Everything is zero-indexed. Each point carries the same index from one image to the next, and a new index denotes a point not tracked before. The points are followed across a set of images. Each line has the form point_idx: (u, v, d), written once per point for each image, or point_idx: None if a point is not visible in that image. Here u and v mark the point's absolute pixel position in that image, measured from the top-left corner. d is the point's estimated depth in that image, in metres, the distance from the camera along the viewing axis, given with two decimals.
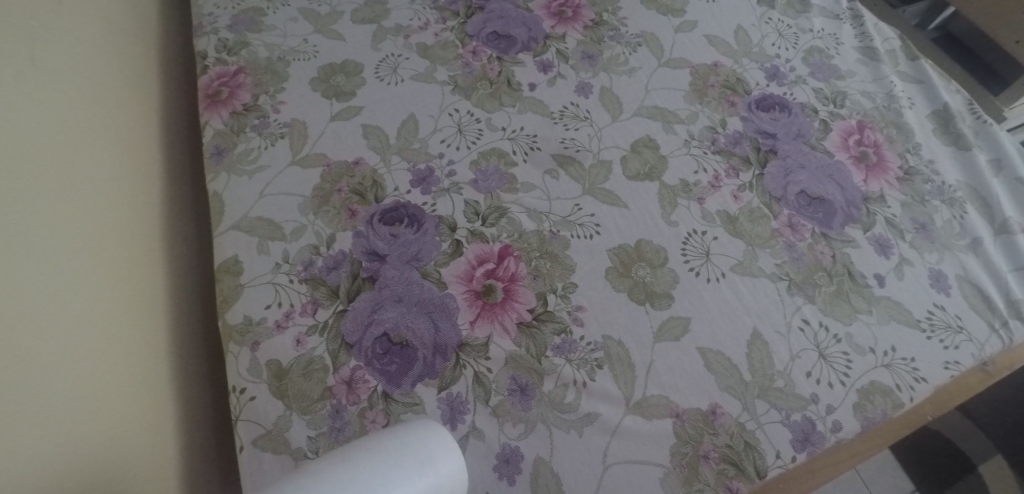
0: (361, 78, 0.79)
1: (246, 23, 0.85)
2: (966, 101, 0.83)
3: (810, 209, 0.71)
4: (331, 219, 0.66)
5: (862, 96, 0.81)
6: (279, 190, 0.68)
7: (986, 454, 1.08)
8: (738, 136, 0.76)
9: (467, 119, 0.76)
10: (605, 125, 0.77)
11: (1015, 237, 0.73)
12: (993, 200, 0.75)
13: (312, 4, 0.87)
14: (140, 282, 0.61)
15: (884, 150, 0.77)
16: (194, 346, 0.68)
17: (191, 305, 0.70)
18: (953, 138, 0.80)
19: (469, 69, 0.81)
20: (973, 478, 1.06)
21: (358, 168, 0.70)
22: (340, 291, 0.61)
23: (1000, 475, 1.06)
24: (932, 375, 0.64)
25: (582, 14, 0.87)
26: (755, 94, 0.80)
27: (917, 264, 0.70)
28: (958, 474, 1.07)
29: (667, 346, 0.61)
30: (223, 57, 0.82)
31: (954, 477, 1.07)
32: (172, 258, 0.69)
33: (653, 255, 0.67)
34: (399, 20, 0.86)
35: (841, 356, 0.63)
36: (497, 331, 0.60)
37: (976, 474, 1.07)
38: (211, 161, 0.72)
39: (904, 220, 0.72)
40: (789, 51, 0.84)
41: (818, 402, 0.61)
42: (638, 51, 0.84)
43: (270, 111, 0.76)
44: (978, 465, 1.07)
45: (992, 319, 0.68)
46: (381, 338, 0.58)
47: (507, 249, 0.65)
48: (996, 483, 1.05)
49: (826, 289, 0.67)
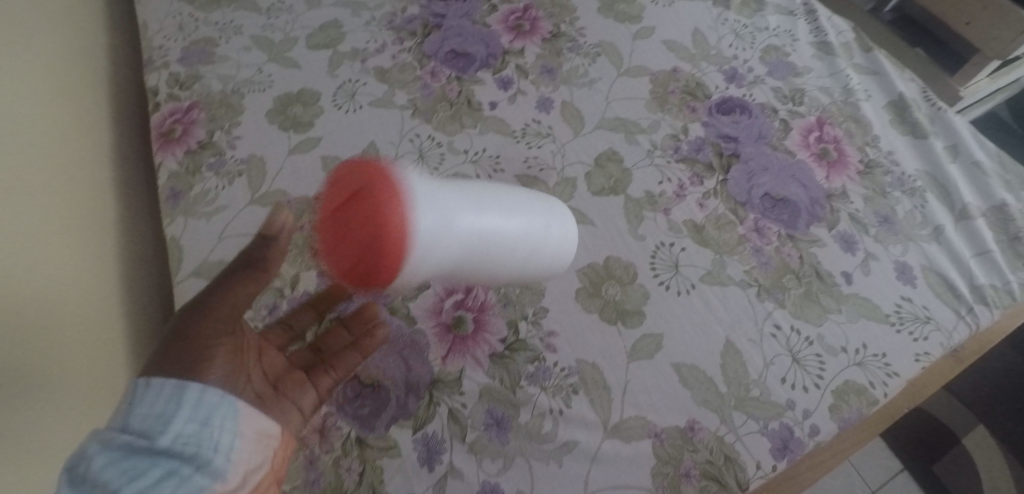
0: (318, 107, 0.78)
1: (197, 54, 0.82)
2: (920, 89, 0.82)
3: (774, 211, 0.72)
4: (293, 258, 0.66)
5: (820, 92, 0.81)
6: (238, 231, 0.69)
7: (968, 426, 1.08)
8: (700, 143, 0.76)
9: (428, 143, 0.76)
10: (568, 141, 0.77)
11: (975, 222, 0.72)
12: (952, 186, 0.74)
13: (264, 30, 0.85)
14: (94, 326, 0.65)
15: (844, 146, 0.76)
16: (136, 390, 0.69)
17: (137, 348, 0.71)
18: (910, 127, 0.79)
19: (428, 92, 0.80)
20: (957, 451, 1.07)
21: (319, 203, 0.69)
22: (307, 335, 0.63)
23: (983, 447, 1.06)
24: (903, 368, 0.64)
25: (539, 26, 0.86)
26: (715, 97, 0.80)
27: (883, 257, 0.70)
28: (943, 449, 1.08)
29: (642, 365, 0.62)
30: (175, 93, 0.80)
31: (938, 453, 1.07)
32: (122, 297, 0.70)
33: (623, 272, 0.68)
34: (355, 42, 0.84)
35: (814, 359, 0.63)
36: (469, 364, 0.61)
37: (959, 448, 1.07)
38: (167, 204, 0.72)
39: (867, 214, 0.72)
40: (747, 51, 0.84)
41: (795, 408, 0.61)
42: (598, 61, 0.83)
43: (225, 148, 0.75)
44: (961, 438, 1.08)
45: (958, 305, 0.68)
46: (352, 381, 0.61)
47: (475, 278, 0.66)
48: (978, 455, 1.06)
49: (795, 292, 0.67)
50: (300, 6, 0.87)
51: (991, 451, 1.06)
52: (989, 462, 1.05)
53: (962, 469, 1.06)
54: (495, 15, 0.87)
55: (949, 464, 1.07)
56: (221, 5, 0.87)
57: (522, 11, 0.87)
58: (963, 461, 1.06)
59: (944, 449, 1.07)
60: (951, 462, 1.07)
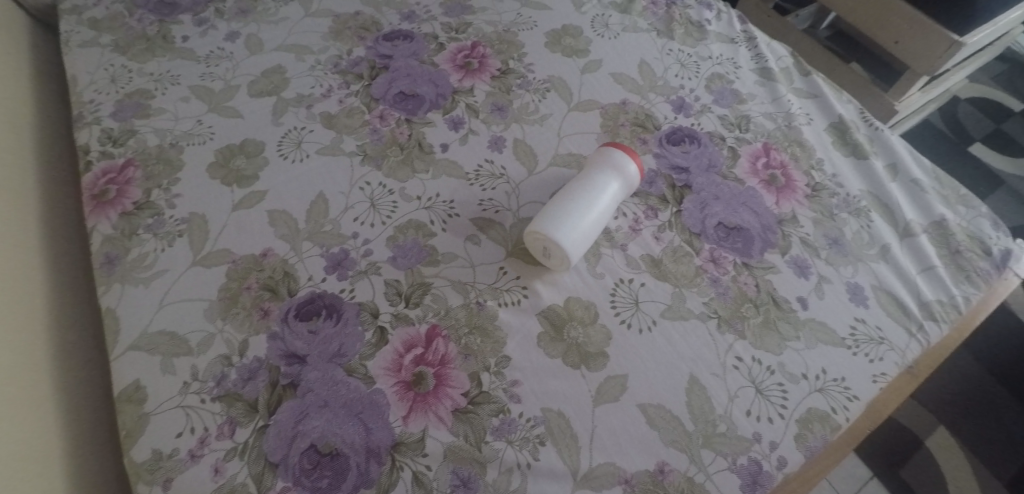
0: (263, 159, 0.76)
1: (132, 108, 0.79)
2: (858, 111, 0.85)
3: (729, 240, 0.72)
4: (240, 322, 0.65)
5: (764, 118, 0.82)
6: (180, 297, 0.67)
7: (930, 428, 1.11)
8: (653, 176, 0.76)
9: (380, 191, 0.74)
10: (522, 180, 0.76)
11: (918, 239, 0.74)
12: (895, 204, 0.76)
13: (203, 79, 0.82)
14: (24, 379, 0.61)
15: (791, 171, 0.77)
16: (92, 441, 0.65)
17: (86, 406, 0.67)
18: (852, 148, 0.81)
19: (377, 136, 0.78)
20: (923, 454, 1.09)
21: (266, 260, 0.69)
22: (258, 405, 0.61)
23: (945, 447, 1.09)
24: (863, 391, 0.65)
25: (488, 63, 0.85)
26: (665, 128, 0.80)
27: (835, 280, 0.70)
28: (910, 453, 1.09)
29: (608, 409, 0.62)
30: (107, 150, 0.76)
31: (906, 457, 1.08)
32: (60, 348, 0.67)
33: (584, 312, 0.67)
34: (300, 88, 0.82)
35: (777, 388, 0.64)
36: (432, 422, 0.60)
37: (924, 450, 1.09)
38: (101, 271, 0.69)
39: (817, 237, 0.73)
40: (692, 81, 0.85)
41: (761, 441, 0.61)
42: (548, 97, 0.83)
43: (164, 207, 0.72)
44: (925, 439, 1.10)
45: (909, 323, 0.69)
46: (308, 451, 0.59)
47: (434, 330, 0.65)
48: (942, 456, 1.08)
49: (754, 321, 0.67)
50: (241, 52, 0.85)
51: (953, 450, 1.09)
52: (953, 463, 1.08)
53: (929, 471, 1.07)
54: (444, 54, 0.86)
55: (918, 467, 1.07)
56: (156, 54, 0.84)
57: (470, 49, 0.87)
58: (929, 463, 1.08)
59: (911, 453, 1.09)
60: (919, 466, 1.08)
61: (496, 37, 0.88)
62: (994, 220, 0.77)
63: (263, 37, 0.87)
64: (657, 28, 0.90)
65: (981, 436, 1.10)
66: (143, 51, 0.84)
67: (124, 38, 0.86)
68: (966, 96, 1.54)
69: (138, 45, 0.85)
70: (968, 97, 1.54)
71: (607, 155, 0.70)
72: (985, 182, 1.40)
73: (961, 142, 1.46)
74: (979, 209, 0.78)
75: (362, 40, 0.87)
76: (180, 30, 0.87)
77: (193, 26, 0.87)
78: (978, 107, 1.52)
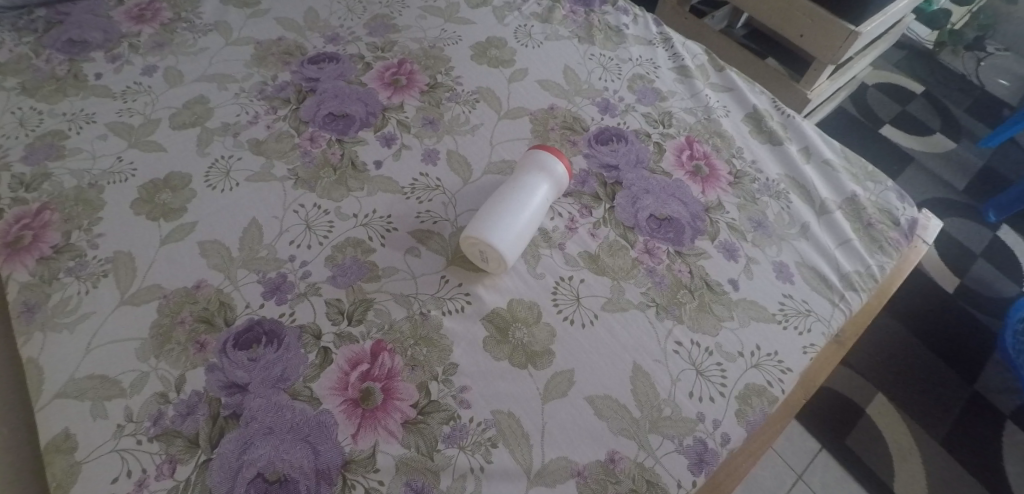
0: (190, 190, 0.74)
1: (45, 150, 0.77)
2: (771, 100, 0.89)
3: (661, 231, 0.74)
4: (176, 357, 0.64)
5: (686, 113, 0.85)
6: (109, 338, 0.64)
7: (869, 396, 1.16)
8: (585, 175, 0.78)
9: (315, 212, 0.73)
10: (458, 190, 0.77)
11: (834, 215, 0.78)
12: (810, 185, 0.80)
13: (122, 116, 0.80)
14: None
15: (713, 160, 0.81)
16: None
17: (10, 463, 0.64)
18: (767, 135, 0.85)
19: (308, 158, 0.78)
20: (865, 421, 1.14)
21: (200, 291, 0.67)
22: (200, 440, 0.60)
23: (884, 412, 1.15)
24: (795, 362, 0.68)
25: (416, 79, 0.86)
26: (592, 129, 0.83)
27: (762, 260, 0.74)
28: (853, 422, 1.13)
29: (557, 404, 0.63)
30: (19, 196, 0.73)
31: (850, 426, 1.13)
32: None
33: (527, 313, 0.68)
34: (225, 117, 0.81)
35: (715, 368, 0.66)
36: (382, 436, 0.61)
37: (866, 417, 1.14)
38: (20, 320, 0.66)
39: (742, 221, 0.76)
40: (615, 82, 0.88)
41: (705, 420, 0.64)
42: (477, 107, 0.84)
43: (86, 248, 0.70)
44: (865, 407, 1.15)
45: (832, 295, 0.73)
46: (255, 480, 0.58)
47: (379, 345, 0.65)
48: (882, 421, 1.14)
49: (690, 305, 0.69)
50: (160, 85, 0.83)
51: (891, 415, 1.14)
52: (892, 427, 1.13)
53: (872, 437, 1.12)
54: (371, 73, 0.86)
55: (861, 435, 1.12)
56: (68, 94, 0.82)
57: (397, 66, 0.87)
58: (871, 430, 1.13)
59: (853, 422, 1.13)
60: (862, 433, 1.12)
61: (422, 53, 0.89)
62: (900, 193, 0.82)
63: (182, 69, 0.85)
64: (579, 34, 0.93)
65: (915, 399, 1.16)
66: (53, 91, 0.82)
67: (31, 79, 0.83)
68: (873, 83, 1.64)
69: (47, 86, 0.82)
70: (876, 84, 1.64)
71: (535, 157, 0.72)
72: (898, 160, 1.49)
73: (873, 125, 1.55)
74: (886, 183, 0.83)
75: (286, 65, 0.87)
76: (93, 68, 0.84)
77: (107, 63, 0.85)
78: (886, 92, 1.62)
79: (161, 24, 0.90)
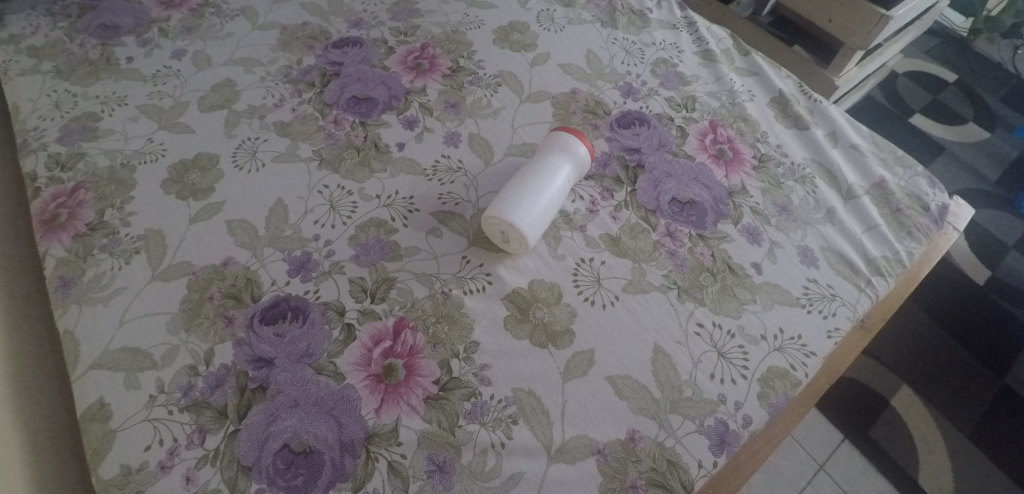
0: (217, 171, 0.76)
1: (79, 131, 0.79)
2: (797, 85, 0.88)
3: (684, 214, 0.74)
4: (204, 332, 0.65)
5: (709, 97, 0.85)
6: (141, 312, 0.66)
7: (893, 388, 1.14)
8: (607, 158, 0.78)
9: (339, 193, 0.74)
10: (479, 172, 0.77)
11: (861, 200, 0.77)
12: (837, 170, 0.79)
13: (152, 98, 0.82)
14: None
15: (737, 144, 0.80)
16: (53, 465, 0.64)
17: (48, 431, 0.66)
18: (793, 119, 0.84)
19: (333, 141, 0.79)
20: (889, 413, 1.12)
21: (227, 268, 0.69)
22: (228, 411, 0.62)
23: (908, 405, 1.13)
24: (820, 346, 0.67)
25: (438, 63, 0.87)
26: (615, 113, 0.82)
27: (786, 244, 0.73)
28: (877, 413, 1.12)
29: (578, 384, 0.63)
30: (55, 175, 0.76)
31: (873, 418, 1.12)
32: None
33: (548, 293, 0.68)
34: (252, 100, 0.82)
35: (737, 350, 0.66)
36: (404, 411, 0.62)
37: (890, 409, 1.12)
38: (57, 295, 0.68)
39: (766, 205, 0.75)
40: (638, 66, 0.87)
41: (726, 402, 0.63)
42: (499, 91, 0.85)
43: (118, 225, 0.72)
44: (890, 399, 1.13)
45: (857, 280, 0.72)
46: (281, 451, 0.60)
47: (401, 322, 0.66)
48: (905, 414, 1.12)
49: (712, 289, 0.69)
50: (188, 69, 0.85)
51: (916, 408, 1.13)
52: (916, 420, 1.11)
53: (896, 429, 1.11)
54: (394, 57, 0.87)
55: (884, 427, 1.11)
56: (101, 77, 0.84)
57: (419, 50, 0.88)
58: (895, 423, 1.11)
59: (877, 414, 1.12)
60: (886, 425, 1.11)
61: (445, 37, 0.90)
62: (931, 179, 0.81)
63: (210, 53, 0.87)
64: (601, 19, 0.93)
65: (940, 392, 1.14)
66: (86, 74, 0.84)
67: (65, 64, 0.85)
68: (903, 71, 1.60)
69: (81, 70, 0.84)
70: (905, 72, 1.60)
71: (557, 139, 0.73)
72: (926, 150, 1.47)
73: (902, 114, 1.52)
74: (915, 169, 0.82)
75: (310, 49, 0.88)
76: (124, 52, 0.86)
77: (137, 47, 0.87)
78: (916, 81, 1.59)
79: (190, 10, 0.92)
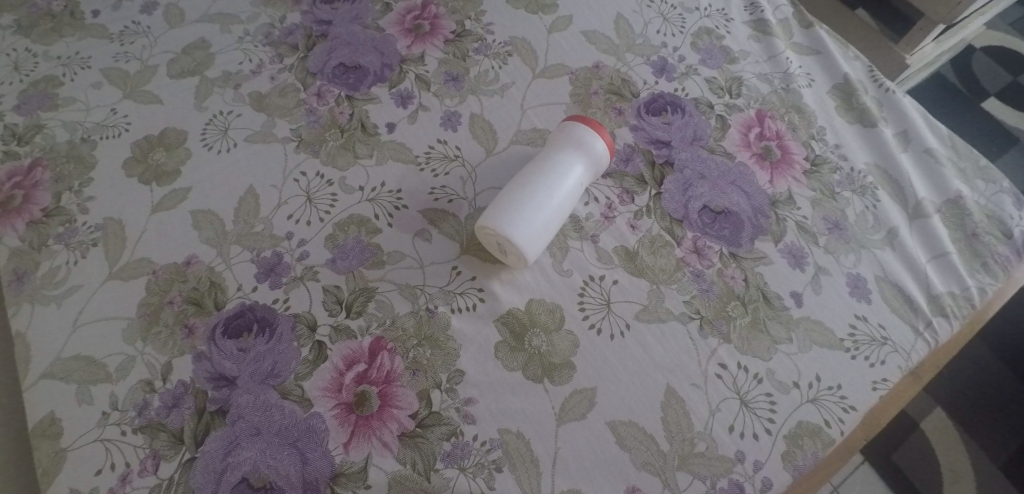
0: (185, 151, 0.68)
1: (38, 99, 0.71)
2: (866, 68, 0.74)
3: (716, 227, 0.63)
4: (162, 342, 0.59)
5: (758, 80, 0.72)
6: (97, 315, 0.61)
7: (925, 408, 1.01)
8: (630, 151, 0.66)
9: (317, 183, 0.65)
10: (479, 162, 0.67)
11: (930, 220, 0.65)
12: (905, 179, 0.67)
13: (117, 61, 0.73)
14: None
15: (786, 141, 0.68)
16: None
17: None
18: (857, 113, 0.71)
19: (314, 118, 0.69)
20: (916, 436, 0.99)
21: (190, 268, 0.62)
22: (184, 436, 0.56)
23: (939, 430, 0.99)
24: (862, 400, 0.57)
25: (441, 25, 0.75)
26: (644, 96, 0.70)
27: (834, 271, 0.62)
28: (902, 434, 0.99)
29: (574, 428, 0.55)
30: (10, 149, 0.69)
31: (898, 439, 0.99)
32: None
33: (548, 317, 0.59)
34: (226, 65, 0.72)
35: (764, 400, 0.56)
36: (376, 449, 0.55)
37: (917, 431, 0.99)
38: (10, 289, 0.63)
39: (815, 220, 0.64)
40: (676, 37, 0.74)
41: (744, 461, 0.54)
42: (509, 62, 0.72)
43: (76, 212, 0.65)
44: (920, 421, 1.00)
45: (916, 321, 0.60)
46: (239, 486, 0.54)
47: (379, 343, 0.58)
48: (934, 439, 0.99)
49: (740, 322, 0.59)
50: (159, 26, 0.76)
51: (948, 433, 0.99)
52: (946, 447, 0.98)
53: (921, 455, 0.98)
54: (390, 16, 0.75)
55: (909, 450, 0.98)
56: (64, 35, 0.75)
57: (420, 9, 0.76)
58: (921, 447, 0.98)
59: (903, 435, 0.99)
60: (910, 449, 0.98)
61: None
62: (1018, 196, 0.67)
63: (183, 8, 0.77)
64: None
65: (978, 419, 1.00)
66: (48, 31, 0.76)
67: (27, 17, 0.77)
68: (981, 46, 1.39)
69: (44, 25, 0.76)
70: (983, 46, 1.39)
71: (570, 130, 0.61)
72: (998, 142, 1.29)
73: (974, 98, 1.33)
74: (1000, 183, 0.68)
75: (296, 4, 0.76)
76: (90, 5, 0.77)
77: None
78: (995, 58, 1.38)
79: None
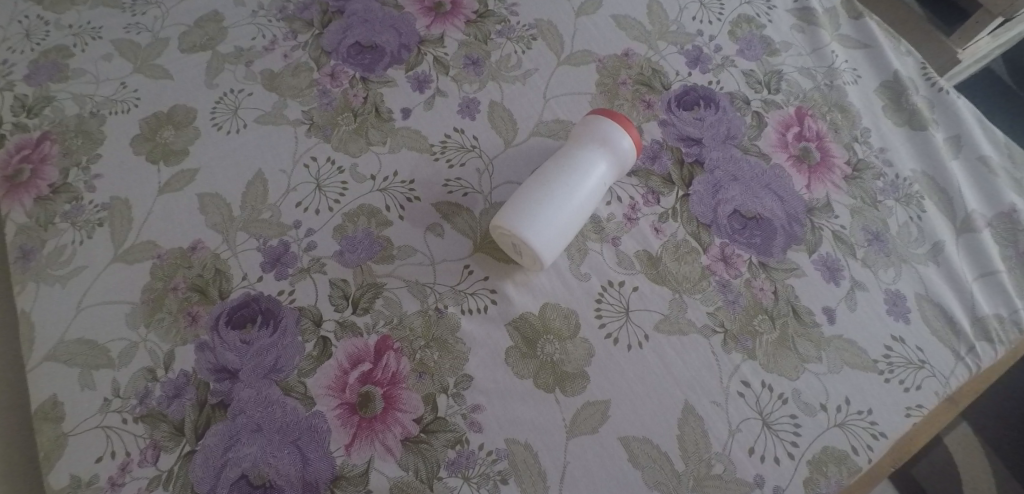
0: (193, 130, 0.65)
1: (48, 69, 0.69)
2: (919, 65, 0.69)
3: (746, 234, 0.59)
4: (165, 330, 0.58)
5: (800, 74, 0.67)
6: (101, 298, 0.59)
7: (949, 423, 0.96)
8: (658, 148, 0.62)
9: (327, 169, 0.63)
10: (497, 154, 0.63)
11: (979, 236, 0.60)
12: (954, 190, 0.62)
13: (129, 32, 0.71)
14: None
15: (827, 143, 0.63)
16: None
17: None
18: (906, 114, 0.66)
19: (327, 100, 0.66)
20: (940, 451, 0.94)
21: (196, 254, 0.60)
22: (185, 428, 0.55)
23: (963, 445, 0.95)
24: (893, 427, 0.54)
25: (462, 5, 0.70)
26: (676, 88, 0.65)
27: (871, 287, 0.58)
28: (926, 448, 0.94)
29: (584, 442, 0.53)
30: (20, 121, 0.67)
31: (921, 453, 0.94)
32: None
33: (563, 323, 0.56)
34: (239, 41, 0.69)
35: (788, 422, 0.53)
36: (378, 452, 0.53)
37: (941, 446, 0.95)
38: (16, 266, 0.61)
39: (854, 231, 0.60)
40: (713, 25, 0.69)
41: (763, 485, 0.52)
42: (533, 47, 0.68)
43: (83, 190, 0.63)
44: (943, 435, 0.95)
45: (957, 345, 0.56)
46: (239, 482, 0.53)
47: (385, 342, 0.56)
48: (958, 455, 0.94)
49: (767, 337, 0.55)
50: None
51: (971, 449, 0.95)
52: (969, 464, 0.94)
53: (945, 470, 0.93)
54: None
55: (932, 465, 0.94)
56: (76, 3, 0.73)
57: None
58: (945, 462, 0.94)
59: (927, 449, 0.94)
60: (934, 464, 0.94)
61: None
62: None
63: None
64: None
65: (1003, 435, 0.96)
66: None
67: None
68: None
69: None
70: None
71: (595, 126, 0.57)
72: None
73: None
74: None
75: None
76: None
77: None
78: None
79: None
